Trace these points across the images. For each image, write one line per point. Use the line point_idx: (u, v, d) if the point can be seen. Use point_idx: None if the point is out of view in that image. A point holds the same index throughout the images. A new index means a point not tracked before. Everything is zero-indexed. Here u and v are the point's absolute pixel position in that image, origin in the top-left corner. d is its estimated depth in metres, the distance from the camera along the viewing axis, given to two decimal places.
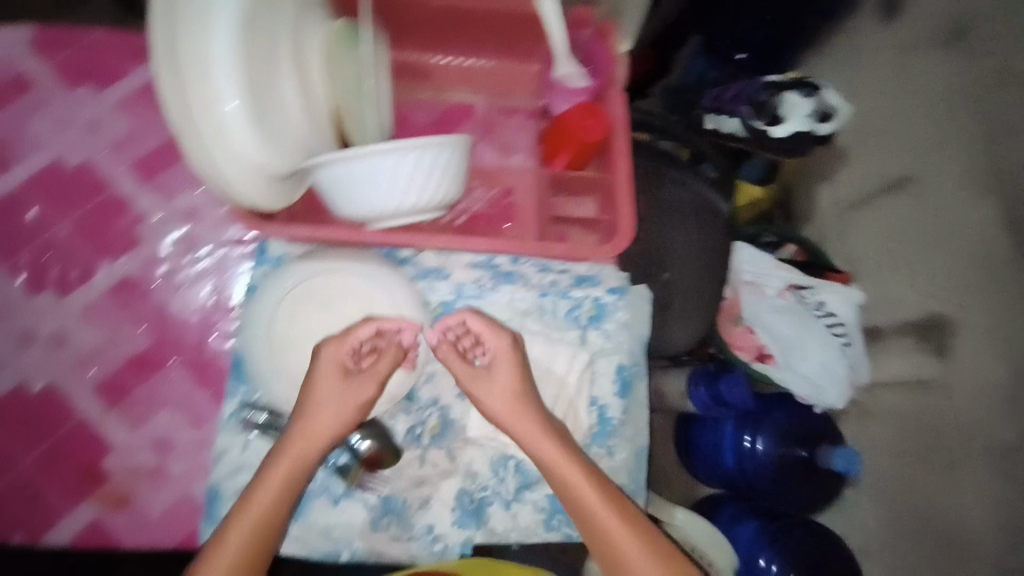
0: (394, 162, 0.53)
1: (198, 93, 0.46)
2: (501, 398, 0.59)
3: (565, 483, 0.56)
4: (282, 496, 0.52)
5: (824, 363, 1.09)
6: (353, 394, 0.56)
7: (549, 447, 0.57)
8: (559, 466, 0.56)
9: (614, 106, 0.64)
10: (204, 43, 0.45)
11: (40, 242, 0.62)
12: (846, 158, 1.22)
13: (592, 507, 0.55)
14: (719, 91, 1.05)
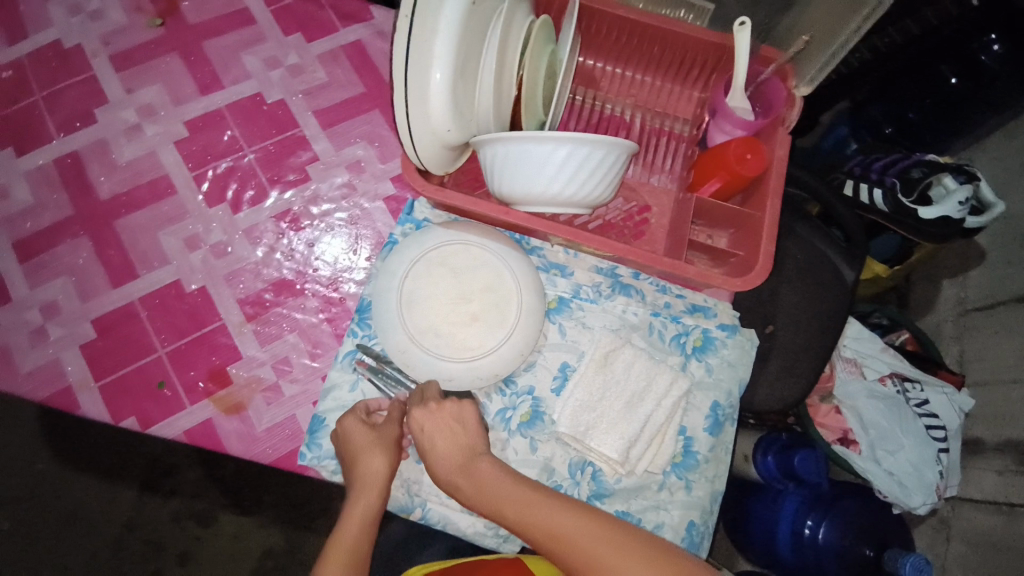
0: (566, 153, 0.56)
1: (419, 56, 0.51)
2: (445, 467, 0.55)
3: (519, 510, 0.50)
4: (374, 486, 0.56)
5: (914, 464, 1.02)
6: (387, 442, 0.57)
7: (495, 486, 0.52)
8: (513, 504, 0.51)
9: (776, 145, 0.66)
10: (442, 13, 0.50)
11: (229, 160, 0.70)
12: (982, 258, 1.15)
13: (554, 529, 0.49)
14: (867, 159, 1.02)
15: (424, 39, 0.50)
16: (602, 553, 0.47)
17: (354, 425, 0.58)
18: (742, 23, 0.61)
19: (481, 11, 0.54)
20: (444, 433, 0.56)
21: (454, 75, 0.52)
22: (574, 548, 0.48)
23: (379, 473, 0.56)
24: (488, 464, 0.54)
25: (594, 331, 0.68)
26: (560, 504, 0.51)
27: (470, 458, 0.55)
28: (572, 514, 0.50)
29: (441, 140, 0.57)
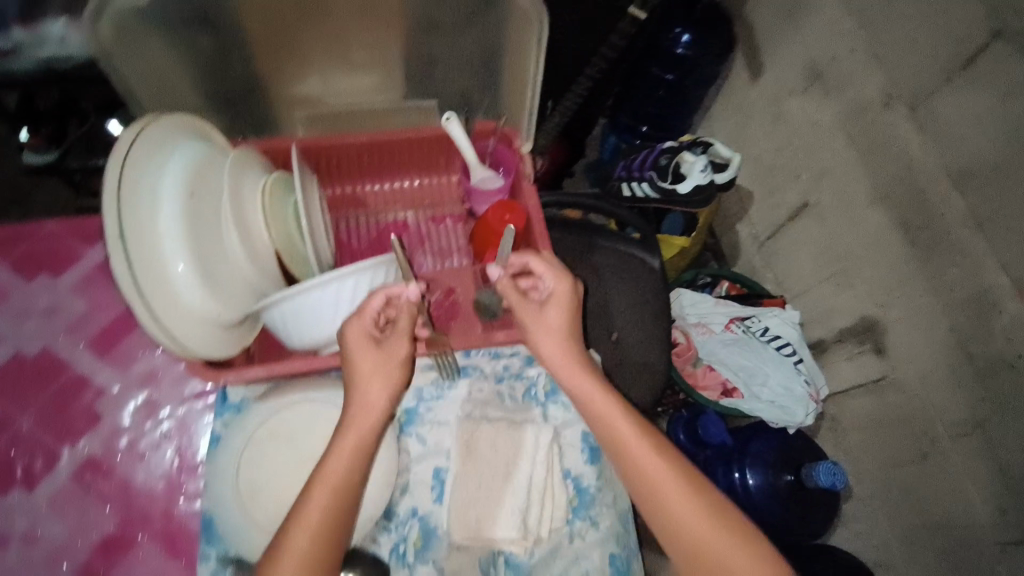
0: (335, 288, 0.59)
1: (149, 264, 0.52)
2: (552, 339, 0.67)
3: (602, 411, 0.65)
4: (373, 411, 0.57)
5: (783, 385, 1.15)
6: (389, 364, 0.59)
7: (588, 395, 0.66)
8: (598, 405, 0.65)
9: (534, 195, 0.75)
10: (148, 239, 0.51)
11: (2, 439, 0.64)
12: (752, 197, 1.35)
13: (623, 434, 0.64)
14: (628, 162, 1.18)
15: (146, 249, 0.52)
16: (651, 470, 0.62)
17: (359, 332, 0.60)
18: (449, 117, 0.69)
19: (200, 198, 0.57)
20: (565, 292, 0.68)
21: (194, 265, 0.55)
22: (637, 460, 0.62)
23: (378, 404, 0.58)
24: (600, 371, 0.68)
25: (451, 423, 0.70)
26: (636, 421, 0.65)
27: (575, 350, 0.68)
28: (644, 435, 0.64)
29: (214, 323, 0.57)
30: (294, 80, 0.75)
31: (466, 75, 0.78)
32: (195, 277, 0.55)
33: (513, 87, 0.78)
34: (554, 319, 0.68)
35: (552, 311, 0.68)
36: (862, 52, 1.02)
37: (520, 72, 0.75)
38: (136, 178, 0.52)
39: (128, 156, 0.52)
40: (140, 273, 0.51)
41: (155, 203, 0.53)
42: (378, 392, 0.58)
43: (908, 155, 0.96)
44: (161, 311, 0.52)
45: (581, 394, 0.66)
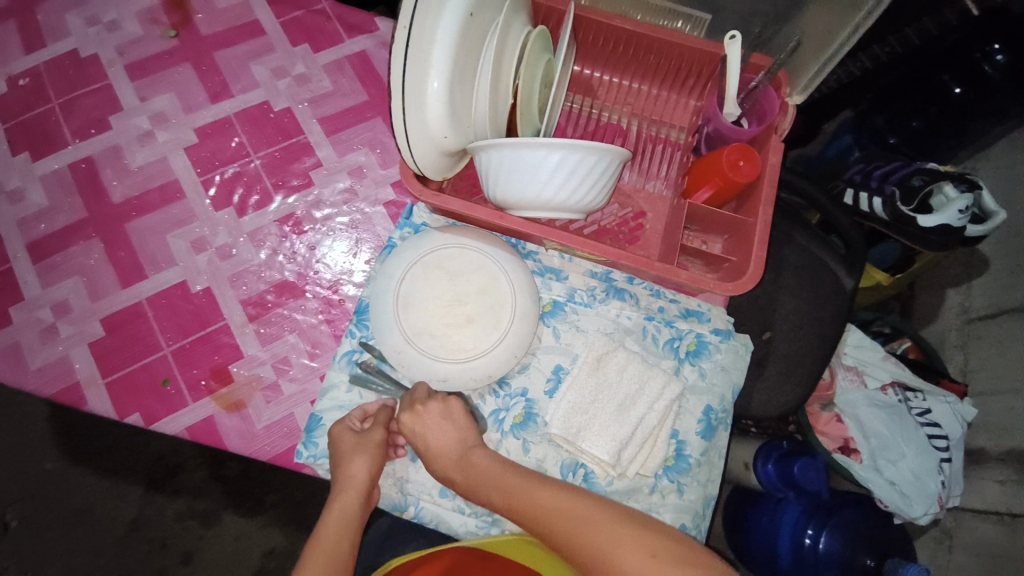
0: (543, 156, 0.57)
1: (416, 59, 0.53)
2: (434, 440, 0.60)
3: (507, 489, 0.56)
4: (356, 484, 0.59)
5: (917, 474, 1.01)
6: (371, 451, 0.60)
7: (486, 473, 0.58)
8: (504, 487, 0.56)
9: (437, 438, 0.60)
10: (436, 30, 0.52)
11: (235, 165, 0.73)
12: (987, 267, 1.14)
13: (534, 503, 0.54)
14: (867, 168, 1.04)
15: (418, 53, 0.52)
16: (580, 533, 0.51)
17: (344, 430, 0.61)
18: (732, 36, 0.63)
19: (480, 19, 0.56)
20: (455, 449, 0.60)
21: (448, 83, 0.54)
22: (557, 519, 0.53)
23: (360, 476, 0.59)
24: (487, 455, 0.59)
25: (588, 334, 0.69)
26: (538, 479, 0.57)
27: (462, 438, 0.60)
28: (524, 481, 0.56)
29: (438, 146, 0.59)
30: None
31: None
32: (443, 98, 0.55)
33: (804, 44, 0.67)
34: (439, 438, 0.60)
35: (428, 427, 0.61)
36: None
37: (829, 31, 0.63)
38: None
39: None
40: (405, 65, 0.52)
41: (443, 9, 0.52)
42: (359, 466, 0.59)
43: None
44: (409, 114, 0.55)
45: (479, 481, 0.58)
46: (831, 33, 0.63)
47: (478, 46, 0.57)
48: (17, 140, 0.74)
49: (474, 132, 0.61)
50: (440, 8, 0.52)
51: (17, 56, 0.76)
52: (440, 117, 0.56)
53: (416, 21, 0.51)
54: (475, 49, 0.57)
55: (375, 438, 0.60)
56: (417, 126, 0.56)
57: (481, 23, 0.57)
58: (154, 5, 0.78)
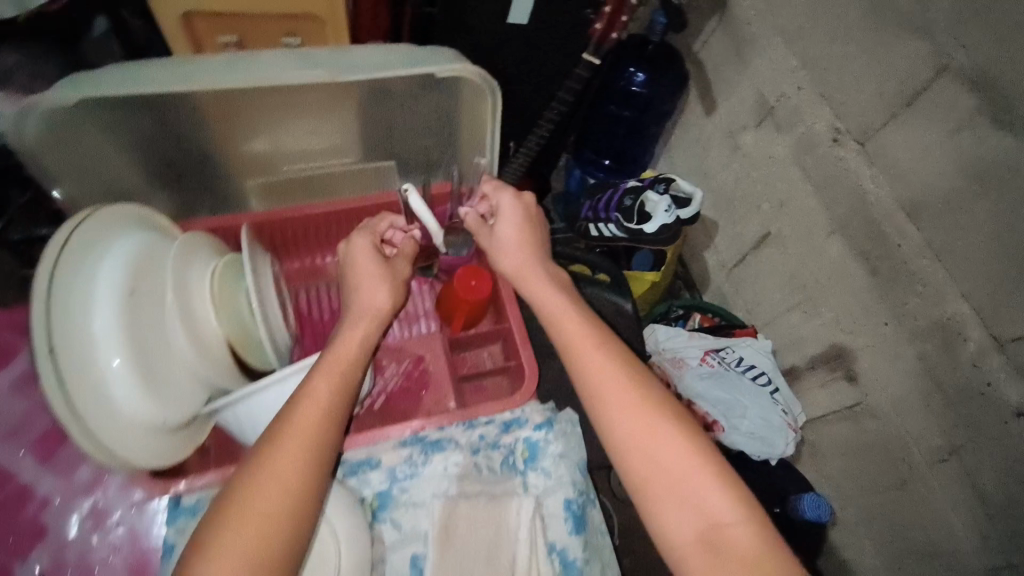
0: (276, 394, 0.56)
1: (77, 376, 0.49)
2: (519, 251, 0.69)
3: (583, 362, 0.61)
4: (291, 462, 0.49)
5: (763, 417, 1.14)
6: (384, 277, 0.64)
7: (566, 324, 0.64)
8: (584, 349, 0.62)
9: (505, 223, 0.70)
10: (90, 335, 0.50)
11: None
12: (716, 226, 1.37)
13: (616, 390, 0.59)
14: (593, 202, 1.17)
15: (80, 365, 0.49)
16: (648, 428, 0.58)
17: (359, 258, 0.65)
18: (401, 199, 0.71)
19: (139, 296, 0.55)
20: (523, 243, 0.69)
21: (133, 371, 0.52)
22: (630, 406, 0.59)
23: (284, 469, 0.49)
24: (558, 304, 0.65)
25: (427, 504, 0.67)
26: (625, 364, 0.61)
27: (539, 249, 0.70)
28: (603, 347, 0.62)
29: (161, 430, 0.55)
30: (235, 144, 0.72)
31: (422, 137, 0.76)
32: (136, 387, 0.52)
33: (469, 143, 0.77)
34: (511, 234, 0.69)
35: (508, 225, 0.70)
36: (811, 89, 1.04)
37: (481, 127, 0.74)
38: (67, 291, 0.50)
39: (60, 257, 0.50)
40: (75, 392, 0.48)
41: (89, 314, 0.51)
42: (285, 470, 0.49)
43: (862, 187, 0.98)
44: (100, 428, 0.50)
45: (557, 316, 0.65)
46: (482, 128, 0.74)
47: (155, 319, 0.56)
48: None
49: (192, 395, 0.58)
50: (83, 313, 0.50)
51: None
52: (148, 406, 0.53)
53: (61, 341, 0.48)
54: (150, 324, 0.55)
55: (321, 390, 0.54)
56: (119, 430, 0.51)
57: (151, 297, 0.56)
58: None
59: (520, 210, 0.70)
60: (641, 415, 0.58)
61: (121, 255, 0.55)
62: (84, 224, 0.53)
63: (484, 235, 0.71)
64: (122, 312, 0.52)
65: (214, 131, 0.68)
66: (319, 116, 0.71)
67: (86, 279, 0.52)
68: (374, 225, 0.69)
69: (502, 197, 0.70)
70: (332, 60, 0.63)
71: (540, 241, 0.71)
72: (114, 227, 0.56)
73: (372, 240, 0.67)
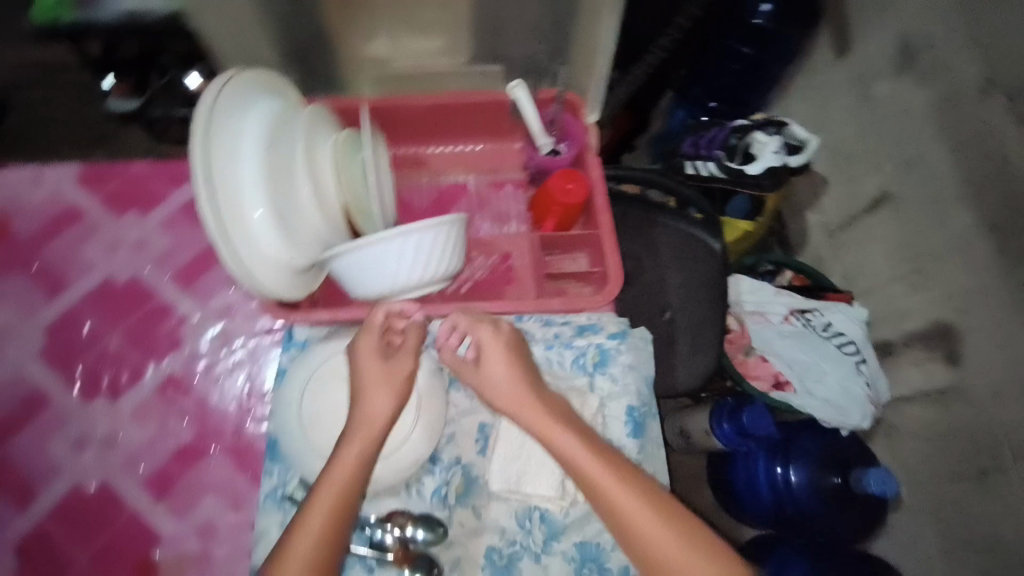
0: (385, 248, 0.60)
1: (223, 197, 0.55)
2: (502, 378, 0.64)
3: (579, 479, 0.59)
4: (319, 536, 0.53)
5: (842, 384, 1.10)
6: (395, 375, 0.61)
7: (559, 433, 0.61)
8: (586, 467, 0.59)
9: (491, 360, 0.65)
10: (237, 172, 0.57)
11: (94, 352, 0.70)
12: (828, 184, 1.26)
13: (616, 503, 0.57)
14: (694, 138, 1.11)
15: (228, 195, 0.56)
16: (658, 542, 0.56)
17: (364, 350, 0.62)
18: (512, 105, 0.77)
19: (275, 149, 0.61)
20: (509, 378, 0.64)
21: (270, 209, 0.59)
22: (630, 517, 0.57)
23: (313, 521, 0.54)
24: (548, 411, 0.63)
25: None
26: (620, 471, 0.59)
27: (526, 380, 0.65)
28: (597, 454, 0.60)
29: (286, 268, 0.62)
30: (353, 38, 0.75)
31: (536, 39, 0.76)
32: (271, 221, 0.59)
33: (581, 50, 0.75)
34: (497, 373, 0.65)
35: (493, 363, 0.65)
36: (966, 37, 0.94)
37: (594, 26, 0.71)
38: (220, 133, 0.56)
39: (216, 97, 0.56)
40: (221, 216, 0.55)
41: (236, 155, 0.58)
42: (318, 512, 0.54)
43: (1003, 153, 0.88)
44: (240, 250, 0.57)
45: (551, 439, 0.61)
46: (595, 26, 0.71)
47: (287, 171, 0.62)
48: None
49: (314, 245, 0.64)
50: (231, 153, 0.57)
51: None
52: (279, 242, 0.60)
53: (214, 170, 0.55)
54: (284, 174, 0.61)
55: (349, 456, 0.57)
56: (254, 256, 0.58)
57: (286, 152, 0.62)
58: None
59: (512, 339, 0.66)
60: (651, 532, 0.56)
61: (262, 110, 0.61)
62: (234, 77, 0.59)
63: (469, 372, 0.66)
64: (262, 158, 0.59)
65: (337, 15, 0.71)
66: (434, 9, 0.71)
67: (234, 126, 0.58)
68: (371, 319, 0.62)
69: (479, 333, 0.66)
70: None
71: (529, 366, 0.67)
72: (257, 88, 0.62)
73: (373, 335, 0.62)
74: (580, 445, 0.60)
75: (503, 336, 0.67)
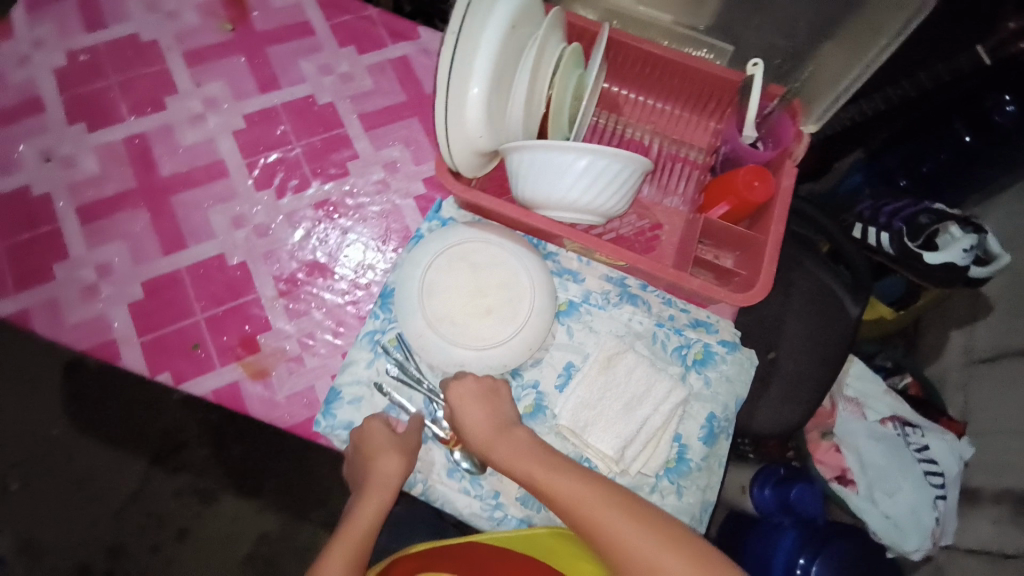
0: (568, 158, 0.61)
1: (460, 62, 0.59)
2: (479, 423, 0.62)
3: (531, 480, 0.58)
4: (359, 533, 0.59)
5: (912, 508, 1.02)
6: (399, 447, 0.62)
7: (519, 448, 0.60)
8: (536, 467, 0.58)
9: (467, 411, 0.62)
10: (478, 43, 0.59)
11: (278, 151, 0.78)
12: (991, 312, 1.12)
13: (571, 498, 0.56)
14: (876, 203, 1.05)
15: (463, 61, 0.59)
16: (626, 529, 0.54)
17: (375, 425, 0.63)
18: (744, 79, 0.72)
19: (514, 38, 0.63)
20: (484, 420, 0.62)
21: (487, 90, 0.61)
22: (594, 514, 0.55)
23: (355, 530, 0.59)
24: (509, 429, 0.62)
25: (600, 334, 0.72)
26: (572, 471, 0.58)
27: (502, 417, 0.62)
28: (548, 464, 0.58)
29: (473, 148, 0.65)
30: None
31: (782, 32, 0.74)
32: (484, 101, 0.61)
33: (824, 61, 0.73)
34: (477, 421, 0.62)
35: (472, 411, 0.62)
36: None
37: (857, 36, 0.68)
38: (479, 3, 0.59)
39: None
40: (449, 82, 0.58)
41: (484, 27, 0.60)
42: (360, 520, 0.60)
43: None
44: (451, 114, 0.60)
45: (511, 460, 0.59)
46: (857, 36, 0.68)
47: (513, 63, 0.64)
48: (73, 109, 0.79)
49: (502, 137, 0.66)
50: (481, 23, 0.59)
51: (77, 33, 0.82)
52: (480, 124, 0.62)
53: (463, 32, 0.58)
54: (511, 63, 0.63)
55: (391, 470, 0.61)
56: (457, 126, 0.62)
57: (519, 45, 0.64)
58: (212, 0, 0.84)
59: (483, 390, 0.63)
60: (617, 529, 0.54)
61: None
62: None
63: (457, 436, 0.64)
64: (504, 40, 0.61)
65: None
66: None
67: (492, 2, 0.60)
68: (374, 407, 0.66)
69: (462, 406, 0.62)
70: None
71: (506, 408, 0.64)
72: None
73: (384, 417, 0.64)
74: (536, 458, 0.59)
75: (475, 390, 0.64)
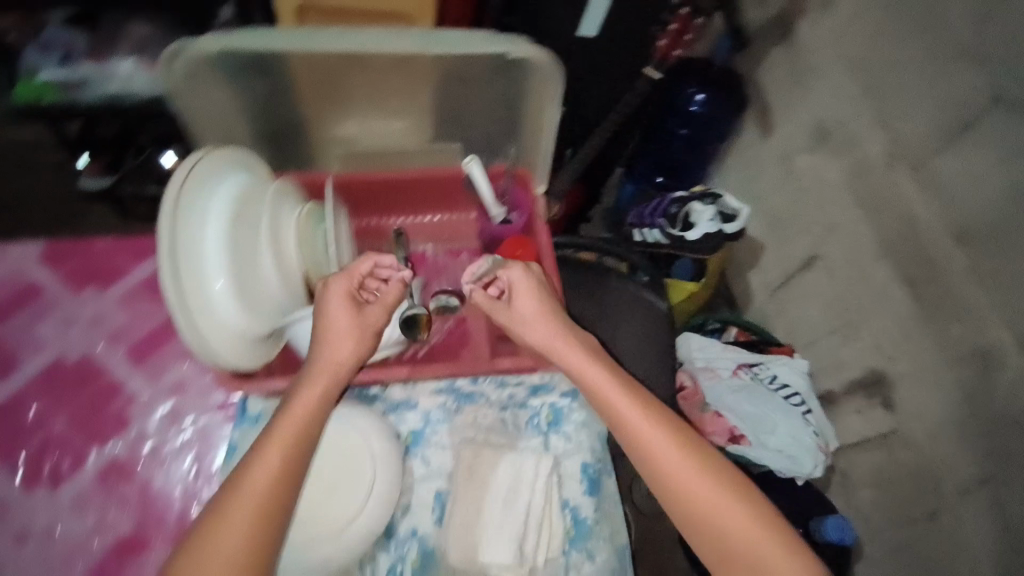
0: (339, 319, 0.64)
1: (188, 272, 0.59)
2: (533, 316, 0.70)
3: (606, 410, 0.66)
4: (261, 481, 0.55)
5: (793, 435, 1.10)
6: (364, 327, 0.64)
7: (593, 374, 0.68)
8: (607, 392, 0.67)
9: (522, 299, 0.71)
10: (203, 247, 0.61)
11: (38, 437, 0.80)
12: (763, 248, 1.34)
13: (639, 432, 0.65)
14: (638, 209, 1.23)
15: (192, 270, 0.59)
16: (670, 458, 0.63)
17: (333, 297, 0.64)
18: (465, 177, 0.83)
19: (240, 224, 0.65)
20: (541, 309, 0.71)
21: (231, 284, 0.62)
22: (650, 438, 0.64)
23: (244, 509, 0.54)
24: (574, 348, 0.70)
25: (455, 447, 0.73)
26: (639, 400, 0.67)
27: (556, 313, 0.71)
28: (627, 390, 0.67)
29: (243, 340, 0.64)
30: (325, 122, 0.83)
31: (492, 119, 0.84)
32: (231, 294, 0.62)
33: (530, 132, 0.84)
34: (529, 307, 0.71)
35: (526, 303, 0.71)
36: (868, 117, 1.01)
37: (537, 110, 0.80)
38: (188, 211, 0.60)
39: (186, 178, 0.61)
40: (183, 284, 0.58)
41: (203, 229, 0.61)
42: (270, 456, 0.57)
43: (910, 214, 0.95)
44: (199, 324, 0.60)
45: (585, 375, 0.68)
46: (538, 112, 0.80)
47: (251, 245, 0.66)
48: None
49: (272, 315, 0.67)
50: (198, 228, 0.61)
51: None
52: (238, 317, 0.62)
53: (179, 245, 0.58)
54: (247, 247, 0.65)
55: (274, 465, 0.56)
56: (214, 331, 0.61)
57: (250, 226, 0.66)
58: None
59: (532, 284, 0.71)
60: (666, 451, 0.63)
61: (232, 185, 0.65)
62: (205, 157, 0.64)
63: (501, 310, 0.72)
64: (228, 232, 0.62)
65: (313, 99, 0.79)
66: (400, 94, 0.80)
67: (202, 204, 0.62)
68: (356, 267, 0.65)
69: (514, 276, 0.71)
70: (425, 38, 0.71)
71: (559, 306, 0.72)
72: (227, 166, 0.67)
73: (349, 282, 0.65)
74: (606, 378, 0.67)
75: (532, 274, 0.72)
